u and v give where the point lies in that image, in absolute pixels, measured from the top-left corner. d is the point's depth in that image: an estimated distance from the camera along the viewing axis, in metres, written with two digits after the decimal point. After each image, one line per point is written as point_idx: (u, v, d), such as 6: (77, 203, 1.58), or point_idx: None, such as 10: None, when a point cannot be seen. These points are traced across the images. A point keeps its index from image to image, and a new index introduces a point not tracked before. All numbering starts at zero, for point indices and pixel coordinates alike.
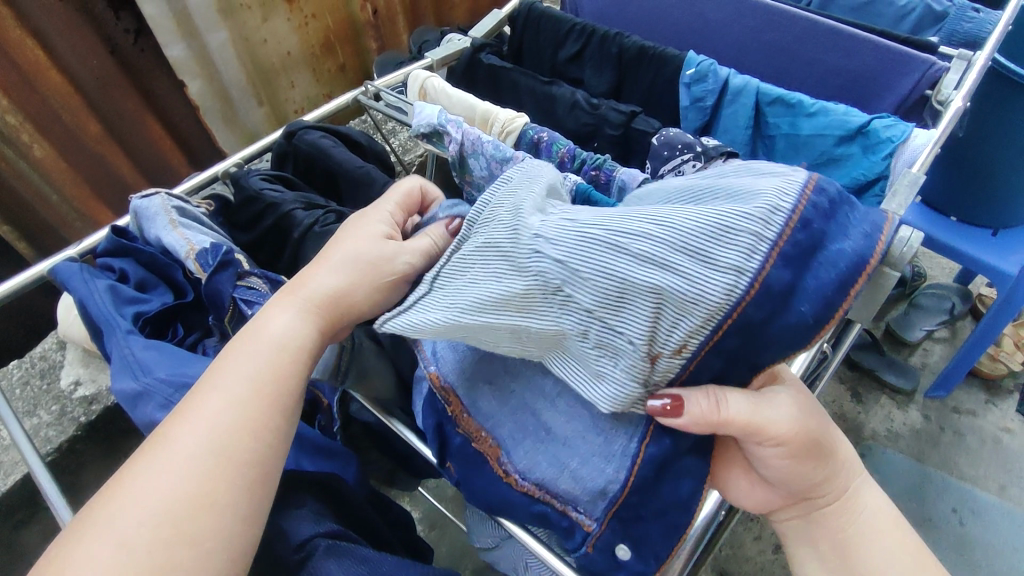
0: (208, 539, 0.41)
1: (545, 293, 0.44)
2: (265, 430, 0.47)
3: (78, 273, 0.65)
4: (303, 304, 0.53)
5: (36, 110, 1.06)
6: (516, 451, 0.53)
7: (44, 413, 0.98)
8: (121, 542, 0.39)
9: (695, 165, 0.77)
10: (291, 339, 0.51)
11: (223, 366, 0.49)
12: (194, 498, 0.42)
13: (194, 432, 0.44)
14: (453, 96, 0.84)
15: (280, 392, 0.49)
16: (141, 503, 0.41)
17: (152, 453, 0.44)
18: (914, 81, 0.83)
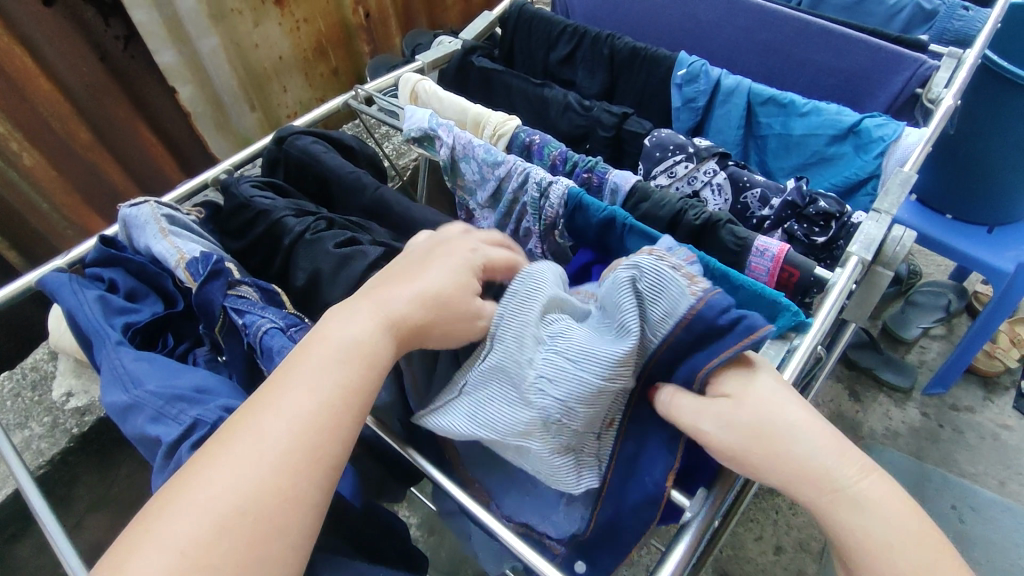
0: (291, 538, 0.38)
1: (544, 425, 0.46)
2: (350, 427, 0.43)
3: (67, 283, 0.64)
4: (386, 317, 0.47)
5: (25, 118, 1.05)
6: (504, 498, 0.56)
7: (36, 426, 0.97)
8: (209, 532, 0.37)
9: (688, 166, 0.77)
10: (376, 341, 0.46)
11: (309, 356, 0.45)
12: (282, 495, 0.39)
13: (285, 423, 0.41)
14: (444, 99, 0.84)
15: (369, 387, 0.45)
16: (227, 492, 0.38)
17: (236, 441, 0.41)
18: (905, 80, 0.83)
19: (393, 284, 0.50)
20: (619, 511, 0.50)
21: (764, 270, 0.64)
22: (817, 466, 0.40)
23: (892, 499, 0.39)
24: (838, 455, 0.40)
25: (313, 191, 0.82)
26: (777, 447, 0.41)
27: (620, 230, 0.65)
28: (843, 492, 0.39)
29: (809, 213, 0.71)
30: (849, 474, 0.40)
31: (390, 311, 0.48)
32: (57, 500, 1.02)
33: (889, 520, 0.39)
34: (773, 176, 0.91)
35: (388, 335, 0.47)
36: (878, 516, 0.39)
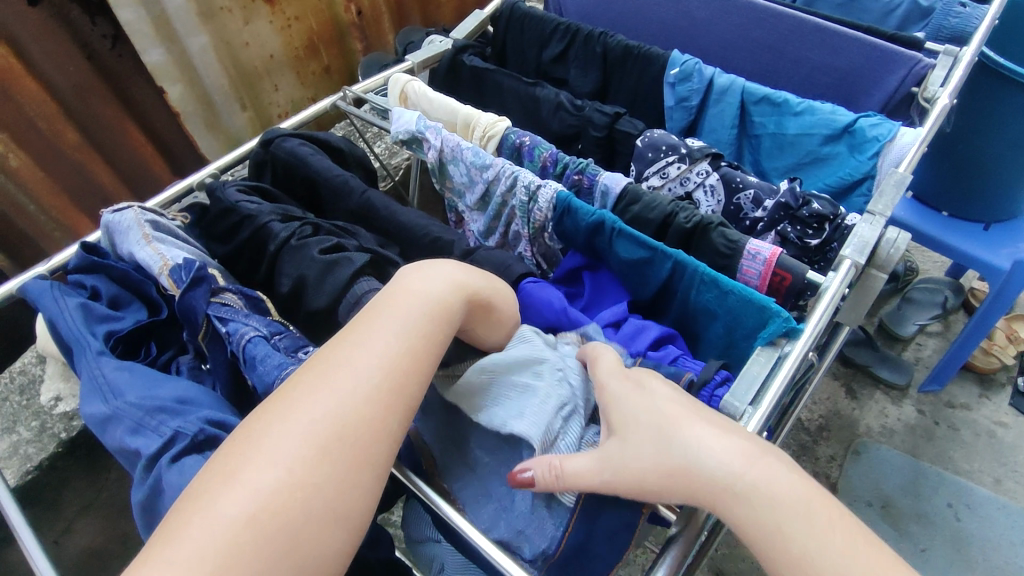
0: (378, 466, 0.39)
1: (546, 369, 0.52)
2: (428, 376, 0.44)
3: (48, 291, 0.63)
4: (467, 285, 0.51)
5: (11, 118, 1.04)
6: (476, 511, 0.51)
7: (23, 430, 0.96)
8: (311, 452, 0.37)
9: (680, 167, 0.76)
10: (453, 301, 0.49)
11: (398, 303, 0.46)
12: (375, 426, 0.40)
13: (379, 360, 0.42)
14: (433, 100, 0.82)
15: (444, 339, 0.47)
16: (324, 418, 0.39)
17: (332, 372, 0.41)
18: (900, 78, 0.82)
19: (468, 268, 0.54)
20: (591, 532, 0.46)
21: (756, 274, 0.62)
22: (713, 461, 0.41)
23: (794, 483, 0.40)
24: (732, 447, 0.41)
25: (301, 193, 0.81)
26: (677, 454, 0.42)
27: (608, 234, 0.64)
28: (732, 487, 0.40)
29: (803, 215, 0.70)
30: (741, 468, 0.40)
31: (470, 280, 0.51)
32: (46, 503, 1.01)
33: (786, 506, 0.39)
34: (766, 176, 0.90)
35: (462, 296, 0.50)
36: (777, 507, 0.39)
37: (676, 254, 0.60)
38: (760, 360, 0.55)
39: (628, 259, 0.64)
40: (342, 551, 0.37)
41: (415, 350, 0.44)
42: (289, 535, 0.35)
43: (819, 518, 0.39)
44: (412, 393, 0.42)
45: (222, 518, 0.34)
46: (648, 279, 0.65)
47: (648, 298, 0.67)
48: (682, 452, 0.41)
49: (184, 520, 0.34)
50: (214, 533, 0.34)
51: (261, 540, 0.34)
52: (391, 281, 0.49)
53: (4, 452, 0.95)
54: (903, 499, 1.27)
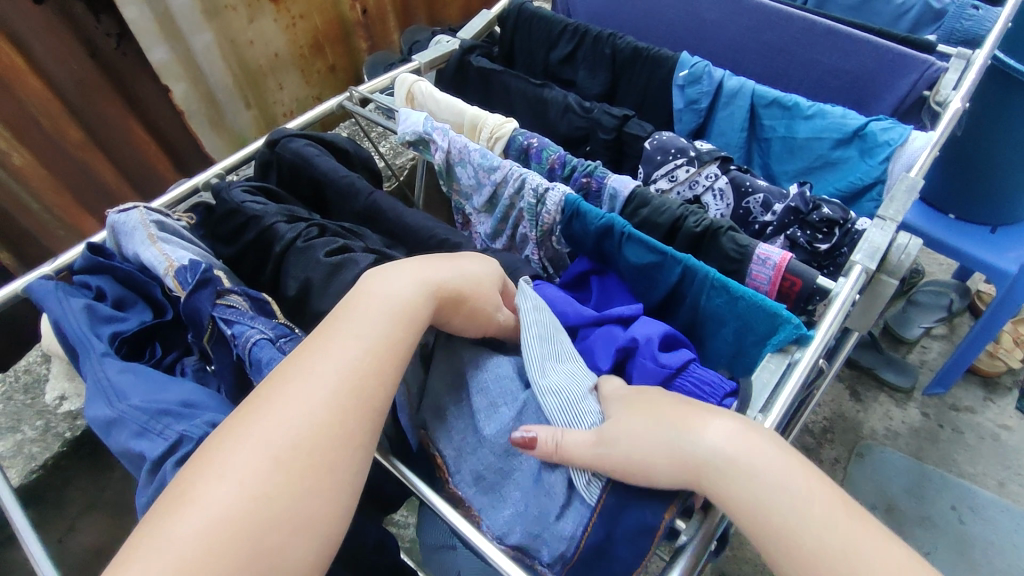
0: (343, 471, 0.39)
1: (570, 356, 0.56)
2: (391, 379, 0.44)
3: (53, 292, 0.63)
4: (432, 284, 0.50)
5: (14, 116, 1.03)
6: (493, 517, 0.50)
7: (27, 429, 0.96)
8: (268, 463, 0.37)
9: (689, 170, 0.76)
10: (417, 303, 0.49)
11: (355, 311, 0.47)
12: (334, 431, 0.39)
13: (336, 366, 0.42)
14: (440, 101, 0.82)
15: (409, 342, 0.47)
16: (282, 428, 0.38)
17: (288, 384, 0.41)
18: (911, 82, 0.81)
19: (437, 261, 0.54)
20: (597, 541, 0.45)
21: (765, 279, 0.62)
22: (704, 437, 0.42)
23: (784, 459, 0.40)
24: (726, 426, 0.43)
25: (307, 194, 0.80)
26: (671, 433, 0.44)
27: (618, 238, 0.64)
28: (717, 463, 0.41)
29: (813, 219, 0.70)
30: (729, 444, 0.41)
31: (436, 278, 0.51)
32: (49, 501, 1.01)
33: (771, 482, 0.39)
34: (775, 179, 0.89)
35: (427, 293, 0.50)
36: (762, 481, 0.39)
37: (686, 259, 0.60)
38: (770, 367, 0.56)
39: (638, 263, 0.64)
40: (309, 560, 0.36)
41: (378, 359, 0.44)
42: (249, 550, 0.34)
43: (806, 494, 0.38)
44: (376, 402, 0.42)
45: (176, 539, 0.33)
46: (657, 283, 0.64)
47: (658, 302, 0.66)
48: (674, 429, 0.44)
49: (138, 545, 0.34)
50: (168, 554, 0.33)
51: (219, 556, 0.33)
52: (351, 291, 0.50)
53: (9, 451, 0.94)
54: (907, 502, 1.26)
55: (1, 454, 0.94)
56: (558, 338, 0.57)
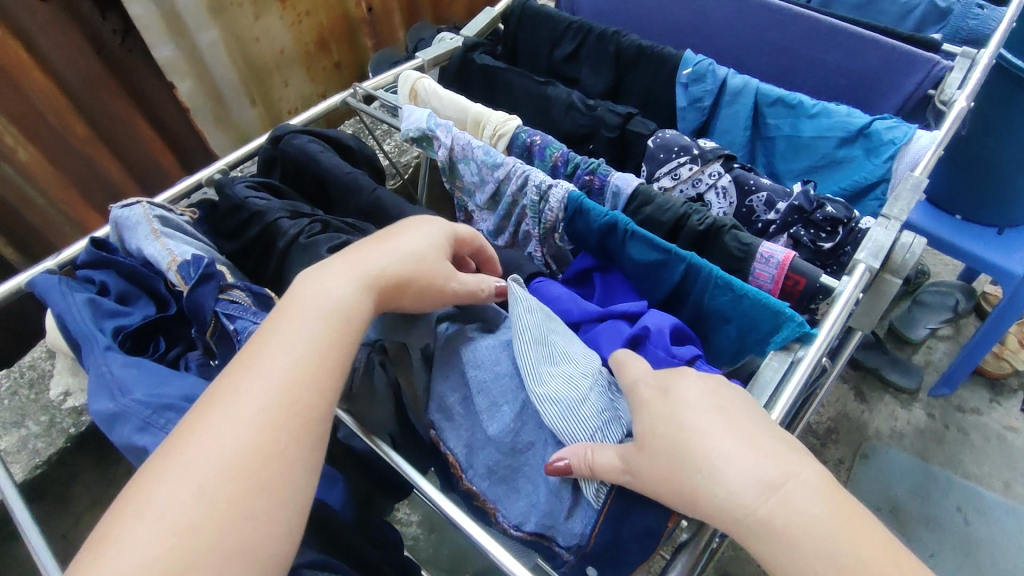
0: (280, 490, 0.38)
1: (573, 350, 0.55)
2: (330, 389, 0.43)
3: (57, 286, 0.63)
4: (367, 277, 0.49)
5: (21, 112, 1.04)
6: (508, 507, 0.51)
7: (32, 425, 0.96)
8: (192, 494, 0.36)
9: (692, 168, 0.75)
10: (354, 304, 0.48)
11: (284, 319, 0.45)
12: (264, 451, 0.38)
13: (263, 382, 0.41)
14: (444, 98, 0.82)
15: (347, 348, 0.46)
16: (208, 455, 0.37)
17: (212, 408, 0.40)
18: (917, 81, 0.80)
19: (376, 248, 0.52)
20: None
21: (769, 278, 0.62)
22: (727, 487, 0.38)
23: (818, 507, 0.37)
24: (752, 469, 0.38)
25: (310, 190, 0.81)
26: (689, 477, 0.39)
27: (621, 236, 0.64)
28: (744, 521, 0.37)
29: (817, 218, 0.70)
30: (756, 496, 0.37)
31: (372, 268, 0.50)
32: (54, 496, 1.01)
33: (804, 541, 0.36)
34: (779, 179, 0.89)
35: (366, 290, 0.49)
36: (794, 540, 0.36)
37: (690, 257, 0.60)
38: (773, 365, 0.56)
39: (642, 261, 0.64)
40: None
41: (313, 371, 0.43)
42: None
43: (844, 554, 0.36)
44: (314, 413, 0.42)
45: None
46: (660, 280, 0.64)
47: (661, 300, 0.66)
48: (688, 472, 0.39)
49: None
50: None
51: None
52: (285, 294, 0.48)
53: (13, 446, 0.95)
54: (911, 503, 1.26)
55: (7, 448, 0.95)
56: (554, 335, 0.55)
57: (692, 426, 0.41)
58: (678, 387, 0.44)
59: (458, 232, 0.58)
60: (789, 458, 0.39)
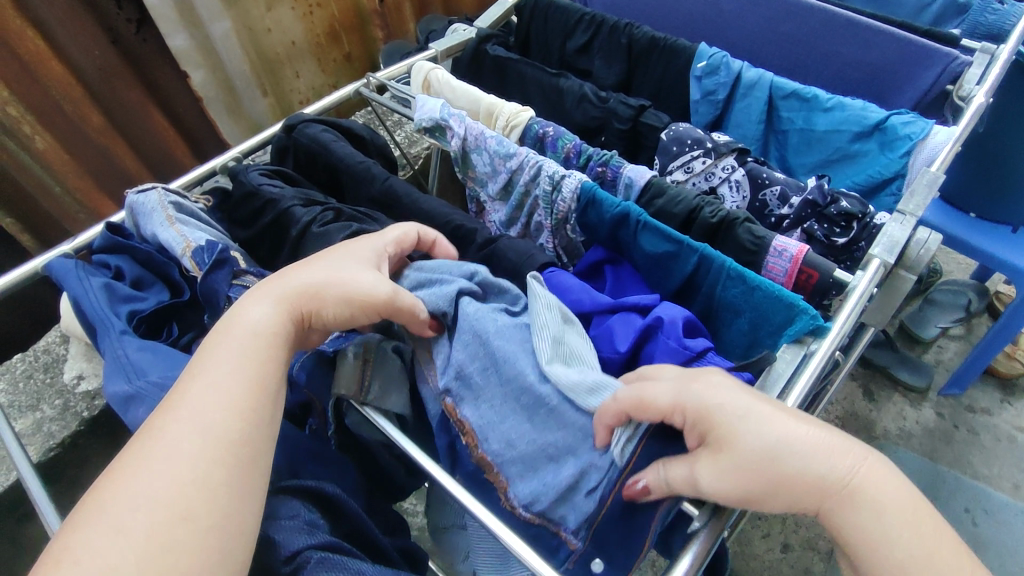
0: (203, 516, 0.36)
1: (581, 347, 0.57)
2: (252, 413, 0.42)
3: (73, 271, 0.64)
4: (277, 293, 0.49)
5: (37, 101, 1.04)
6: (521, 483, 0.50)
7: (47, 408, 0.97)
8: (110, 536, 0.35)
9: (705, 161, 0.75)
10: (272, 328, 0.47)
11: (202, 358, 0.45)
12: (184, 480, 0.37)
13: (183, 417, 0.40)
14: (457, 88, 0.82)
15: (268, 374, 0.45)
16: (124, 495, 0.36)
17: (128, 453, 0.39)
18: (935, 75, 0.79)
19: (311, 264, 0.52)
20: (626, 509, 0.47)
21: (782, 271, 0.62)
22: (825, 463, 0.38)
23: (898, 480, 0.39)
24: (831, 440, 0.39)
25: (323, 179, 0.81)
26: (785, 460, 0.38)
27: (633, 227, 0.64)
28: (844, 488, 0.38)
29: (831, 212, 0.69)
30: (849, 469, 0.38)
31: (294, 285, 0.50)
32: (66, 479, 1.02)
33: (895, 512, 0.38)
34: (792, 173, 0.89)
35: (284, 307, 0.48)
36: (887, 517, 0.37)
37: (703, 248, 0.59)
38: (785, 357, 0.55)
39: (653, 253, 0.64)
40: None
41: (233, 394, 0.42)
42: None
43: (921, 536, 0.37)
44: (238, 432, 0.41)
45: None
46: (672, 272, 0.64)
47: (673, 292, 0.66)
48: (779, 458, 0.38)
49: None
50: None
51: None
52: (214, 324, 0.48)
53: (29, 429, 0.96)
54: None
55: (22, 431, 0.96)
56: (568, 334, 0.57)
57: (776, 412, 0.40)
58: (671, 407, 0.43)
59: (389, 235, 0.59)
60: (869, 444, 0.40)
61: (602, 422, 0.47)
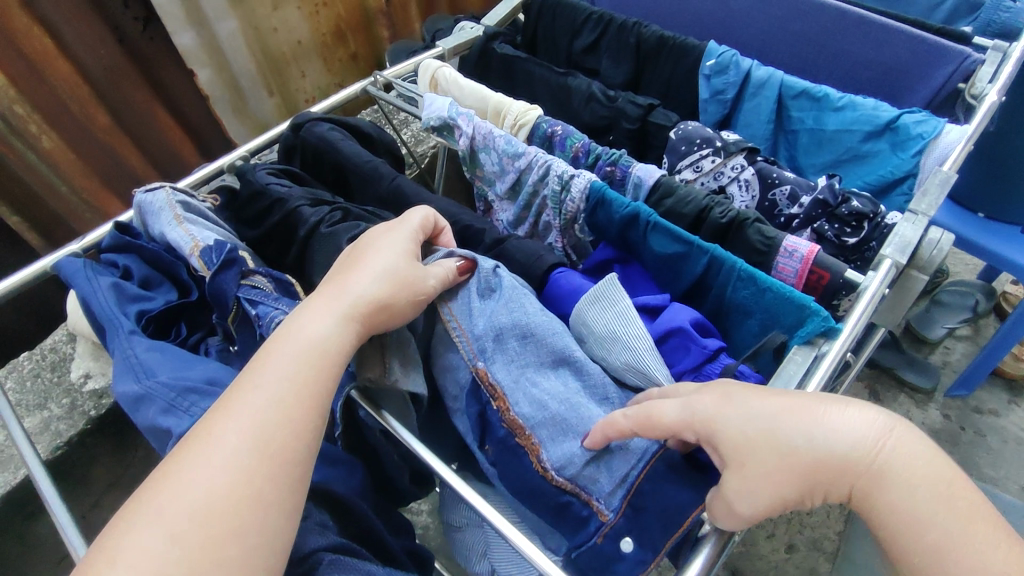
0: (253, 535, 0.37)
1: (597, 343, 0.57)
2: (306, 431, 0.43)
3: (82, 270, 0.64)
4: (345, 309, 0.48)
5: (44, 100, 1.04)
6: (554, 447, 0.50)
7: (54, 407, 0.97)
8: (165, 542, 0.36)
9: (714, 161, 0.75)
10: (332, 340, 0.47)
11: (262, 362, 0.45)
12: (238, 494, 0.38)
13: (239, 426, 0.41)
14: (465, 87, 0.82)
15: (324, 390, 0.45)
16: (182, 502, 0.37)
17: (185, 453, 0.40)
18: (946, 74, 0.79)
19: (363, 259, 0.52)
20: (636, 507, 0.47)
21: (792, 272, 0.61)
22: (848, 436, 0.41)
23: (916, 459, 0.40)
24: (856, 421, 0.41)
25: (330, 178, 0.81)
26: (806, 447, 0.41)
27: (643, 227, 0.63)
28: (872, 465, 0.40)
29: (842, 212, 0.69)
30: (876, 442, 0.41)
31: (352, 295, 0.49)
32: (72, 479, 1.02)
33: (926, 486, 0.40)
34: (802, 172, 0.88)
35: (348, 324, 0.48)
36: (912, 485, 0.40)
37: (713, 249, 0.59)
38: (796, 360, 0.54)
39: (663, 254, 0.63)
40: None
41: (290, 410, 0.42)
42: None
43: (943, 511, 0.39)
44: (289, 450, 0.41)
45: None
46: (682, 273, 0.63)
47: (682, 293, 0.66)
48: (807, 436, 0.41)
49: None
50: None
51: None
52: (273, 333, 0.47)
53: (36, 428, 0.96)
54: None
55: (30, 429, 0.96)
56: (591, 326, 0.57)
57: (801, 403, 0.42)
58: None
59: (412, 221, 0.57)
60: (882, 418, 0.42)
61: (600, 429, 0.48)
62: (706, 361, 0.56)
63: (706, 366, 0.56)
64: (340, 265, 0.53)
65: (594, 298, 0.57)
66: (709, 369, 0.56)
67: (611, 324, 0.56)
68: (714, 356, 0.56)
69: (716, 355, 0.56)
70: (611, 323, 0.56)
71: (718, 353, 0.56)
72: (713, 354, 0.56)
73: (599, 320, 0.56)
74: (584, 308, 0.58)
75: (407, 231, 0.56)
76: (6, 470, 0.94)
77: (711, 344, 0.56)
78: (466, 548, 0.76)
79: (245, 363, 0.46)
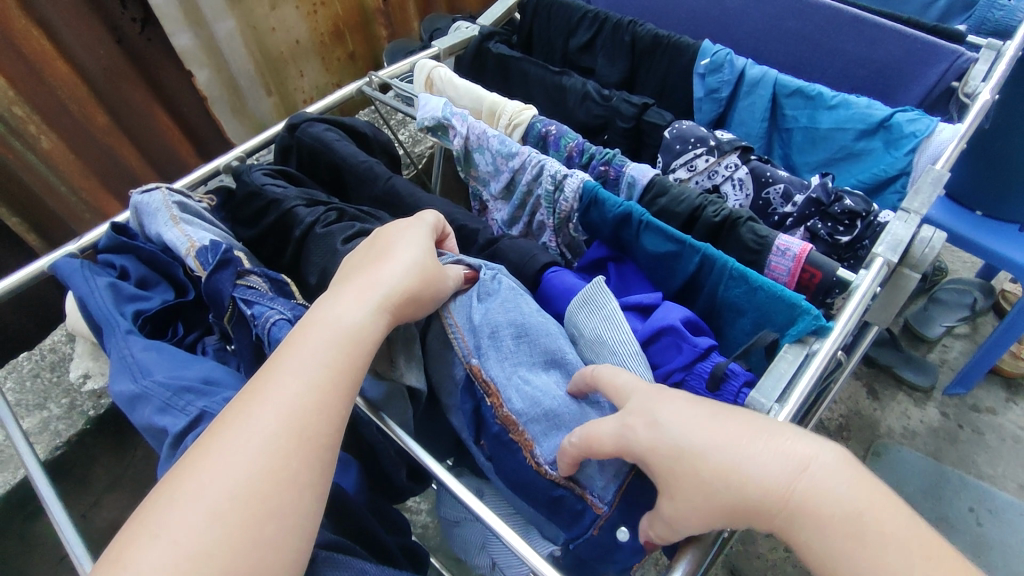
0: (287, 516, 0.38)
1: (589, 348, 0.57)
2: (338, 416, 0.43)
3: (79, 271, 0.64)
4: (378, 300, 0.48)
5: (43, 101, 1.05)
6: (548, 442, 0.51)
7: (54, 407, 0.98)
8: (203, 521, 0.37)
9: (708, 160, 0.75)
10: (365, 328, 0.47)
11: (293, 347, 0.45)
12: (271, 478, 0.39)
13: (273, 410, 0.41)
14: (460, 87, 0.82)
15: (356, 377, 0.45)
16: (219, 485, 0.38)
17: (221, 433, 0.40)
18: (940, 73, 0.79)
19: (389, 254, 0.52)
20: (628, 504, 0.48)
21: (785, 271, 0.61)
22: (759, 479, 0.39)
23: (841, 511, 0.38)
24: (779, 458, 0.40)
25: (326, 178, 0.81)
26: (723, 489, 0.40)
27: (636, 227, 0.64)
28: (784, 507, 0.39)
29: (835, 211, 0.69)
30: (788, 483, 0.39)
31: (386, 286, 0.49)
32: (72, 479, 1.03)
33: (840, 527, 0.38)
34: (796, 171, 0.88)
35: (379, 314, 0.48)
36: (829, 526, 0.38)
37: (705, 248, 0.59)
38: (788, 357, 0.54)
39: (655, 252, 0.64)
40: None
41: (323, 396, 0.43)
42: None
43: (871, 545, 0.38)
44: (321, 434, 0.42)
45: None
46: (675, 271, 0.64)
47: (676, 291, 0.66)
48: (731, 468, 0.40)
49: None
50: None
51: None
52: (299, 322, 0.48)
53: (35, 427, 0.96)
54: (924, 502, 1.24)
55: (30, 429, 0.96)
56: (584, 331, 0.57)
57: (724, 436, 0.41)
58: (670, 410, 0.43)
59: (426, 220, 0.58)
60: (807, 443, 0.41)
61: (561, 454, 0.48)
62: (696, 360, 0.56)
63: (696, 364, 0.56)
64: (355, 260, 0.54)
65: (583, 302, 0.57)
66: (701, 368, 0.55)
67: (601, 329, 0.56)
68: (704, 354, 0.56)
69: (706, 354, 0.56)
70: (601, 328, 0.56)
71: (708, 352, 0.56)
72: (703, 353, 0.56)
73: (590, 324, 0.56)
74: (577, 313, 0.58)
75: (421, 227, 0.56)
76: (7, 470, 0.95)
77: (700, 342, 0.56)
78: (465, 543, 0.76)
79: (276, 348, 0.46)
